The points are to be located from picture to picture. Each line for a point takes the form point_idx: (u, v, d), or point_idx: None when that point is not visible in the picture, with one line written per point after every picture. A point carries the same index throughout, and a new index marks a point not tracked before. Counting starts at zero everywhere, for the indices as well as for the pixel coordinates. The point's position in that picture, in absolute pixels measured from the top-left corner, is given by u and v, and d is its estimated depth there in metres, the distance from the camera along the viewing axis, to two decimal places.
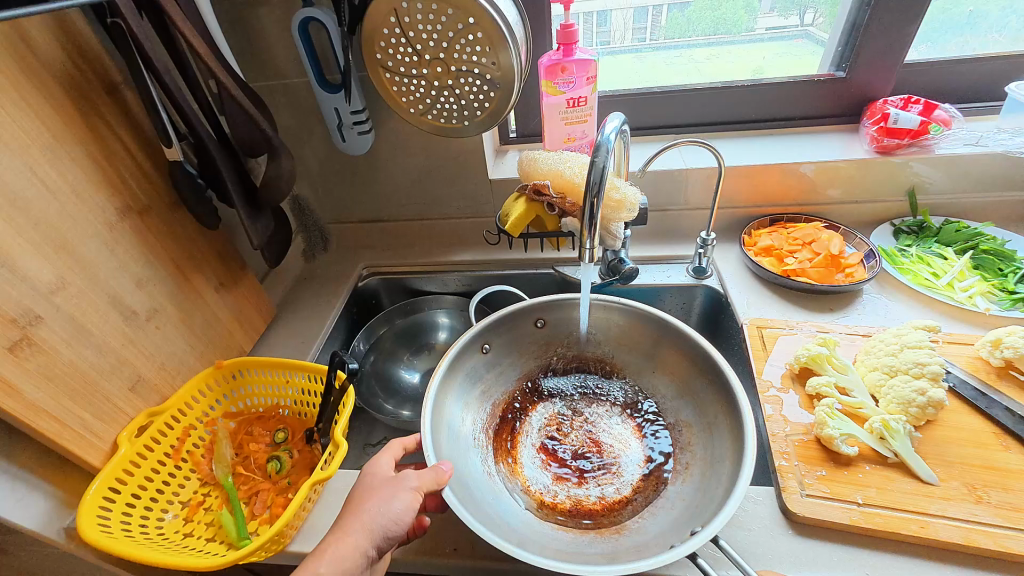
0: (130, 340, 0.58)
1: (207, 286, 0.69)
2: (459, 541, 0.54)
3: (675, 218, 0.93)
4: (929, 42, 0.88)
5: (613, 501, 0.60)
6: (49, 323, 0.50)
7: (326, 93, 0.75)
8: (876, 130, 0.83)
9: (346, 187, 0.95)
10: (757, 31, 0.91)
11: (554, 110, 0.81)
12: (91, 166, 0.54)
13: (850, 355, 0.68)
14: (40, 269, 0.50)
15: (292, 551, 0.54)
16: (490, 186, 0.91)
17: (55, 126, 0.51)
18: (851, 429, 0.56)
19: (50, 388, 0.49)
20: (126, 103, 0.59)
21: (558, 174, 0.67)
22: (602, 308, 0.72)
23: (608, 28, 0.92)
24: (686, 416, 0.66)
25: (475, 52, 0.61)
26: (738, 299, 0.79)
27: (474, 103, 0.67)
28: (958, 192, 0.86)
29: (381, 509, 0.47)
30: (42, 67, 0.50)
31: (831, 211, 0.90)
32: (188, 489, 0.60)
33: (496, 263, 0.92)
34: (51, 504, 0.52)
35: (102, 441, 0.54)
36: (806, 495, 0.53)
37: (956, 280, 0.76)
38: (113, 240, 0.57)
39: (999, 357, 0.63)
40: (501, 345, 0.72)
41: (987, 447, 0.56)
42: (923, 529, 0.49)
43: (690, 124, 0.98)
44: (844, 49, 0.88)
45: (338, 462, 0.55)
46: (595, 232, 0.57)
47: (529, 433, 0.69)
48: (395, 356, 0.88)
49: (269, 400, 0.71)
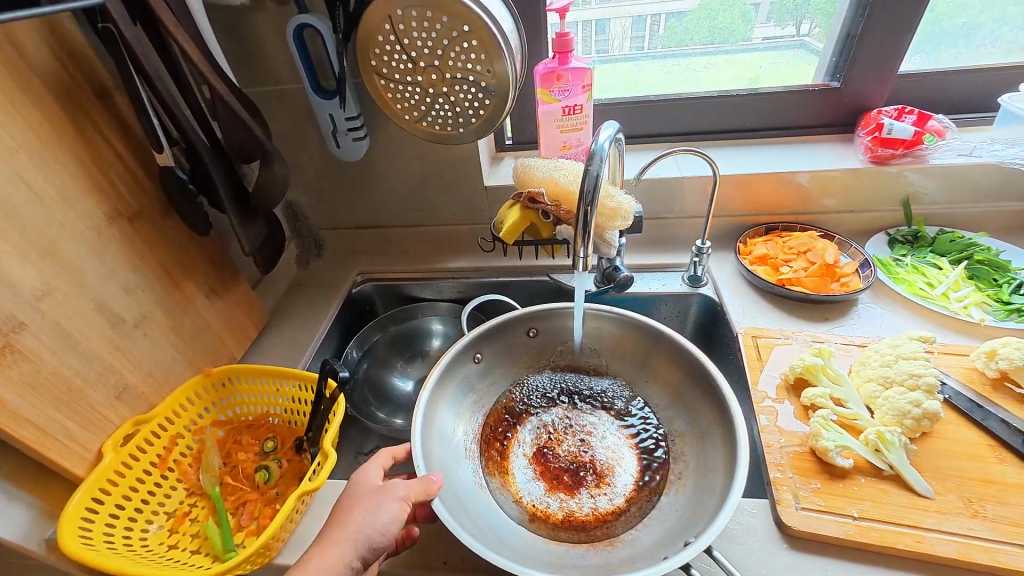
0: (117, 347, 0.57)
1: (198, 294, 0.68)
2: (449, 554, 0.53)
3: (670, 226, 0.92)
4: (922, 54, 0.89)
5: (606, 512, 0.59)
6: (33, 330, 0.49)
7: (321, 99, 0.75)
8: (870, 140, 0.83)
9: (341, 194, 0.95)
10: (753, 41, 0.91)
11: (550, 117, 0.81)
12: (80, 171, 0.54)
13: (845, 366, 0.67)
14: (26, 276, 0.49)
15: (278, 564, 0.54)
16: (485, 193, 0.91)
17: (42, 131, 0.51)
18: (846, 441, 0.56)
19: (34, 396, 0.49)
20: (116, 108, 0.58)
21: (553, 182, 0.67)
22: (595, 317, 0.72)
23: (606, 36, 0.92)
24: (678, 426, 0.65)
25: (470, 60, 0.61)
26: (734, 309, 0.79)
27: (469, 110, 0.66)
28: (954, 202, 0.86)
29: (368, 519, 0.46)
30: (31, 71, 0.50)
31: (826, 220, 0.90)
32: (174, 499, 0.59)
33: (491, 271, 0.91)
34: (31, 515, 0.51)
35: (87, 450, 0.53)
36: (801, 508, 0.52)
37: (950, 290, 0.76)
38: (101, 246, 0.56)
39: (994, 368, 0.62)
40: (493, 354, 0.71)
41: (982, 460, 0.55)
42: (918, 544, 0.49)
43: (687, 132, 0.98)
44: (839, 59, 0.89)
45: (326, 473, 0.54)
46: (588, 240, 0.57)
47: (522, 442, 0.68)
48: (388, 363, 0.87)
49: (259, 408, 0.70)
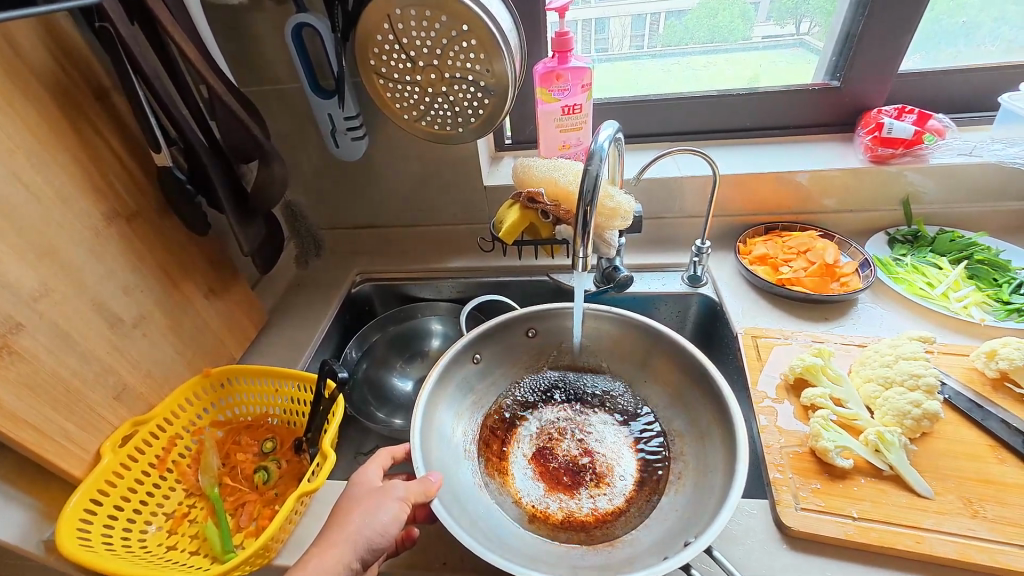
0: (115, 348, 0.57)
1: (196, 294, 0.68)
2: (449, 555, 0.53)
3: (670, 226, 0.92)
4: (922, 53, 0.89)
5: (605, 512, 0.59)
6: (31, 331, 0.49)
7: (320, 98, 0.74)
8: (870, 139, 0.83)
9: (340, 194, 0.94)
10: (753, 40, 0.91)
11: (550, 116, 0.81)
12: (77, 171, 0.54)
13: (845, 366, 0.67)
14: (24, 277, 0.49)
15: (277, 565, 0.53)
16: (485, 192, 0.91)
17: (40, 131, 0.51)
18: (846, 441, 0.56)
19: (32, 397, 0.48)
20: (114, 108, 0.58)
21: (553, 182, 0.67)
22: (594, 317, 0.72)
23: (606, 35, 0.92)
24: (677, 425, 0.65)
25: (470, 59, 0.61)
26: (734, 309, 0.79)
27: (468, 109, 0.66)
28: (953, 202, 0.86)
29: (367, 521, 0.46)
30: (29, 70, 0.50)
31: (826, 220, 0.89)
32: (173, 500, 0.59)
33: (491, 271, 0.91)
34: (30, 516, 0.51)
35: (85, 451, 0.53)
36: (801, 509, 0.52)
37: (950, 290, 0.76)
38: (99, 246, 0.56)
39: (994, 368, 0.62)
40: (492, 354, 0.71)
41: (982, 460, 0.55)
42: (918, 545, 0.49)
43: (686, 132, 0.97)
44: (839, 58, 0.89)
45: (325, 474, 0.53)
46: (588, 240, 0.57)
47: (521, 442, 0.68)
48: (388, 363, 0.87)
49: (258, 408, 0.70)
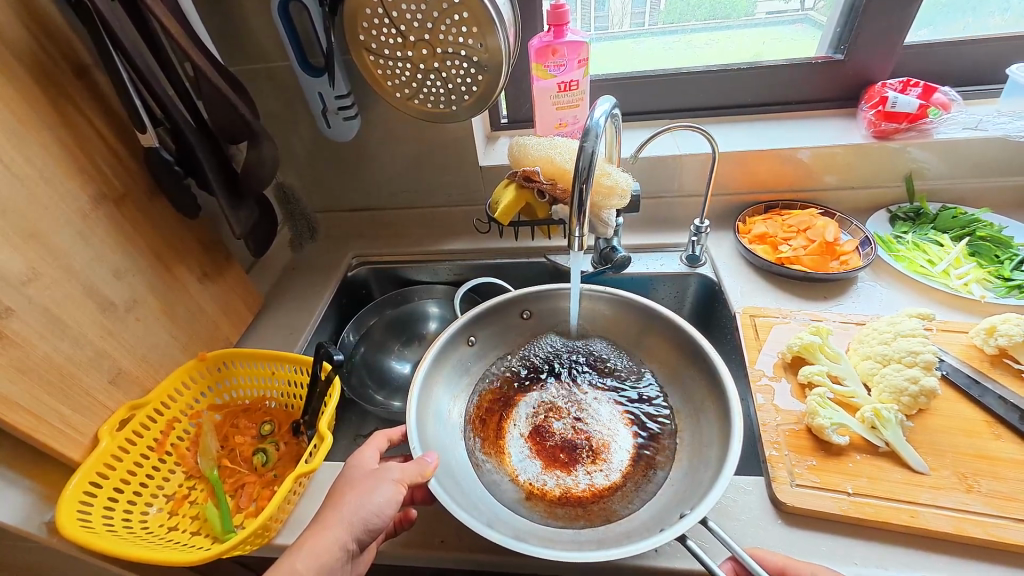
0: (109, 332, 0.57)
1: (189, 278, 0.67)
2: (447, 533, 0.54)
3: (669, 206, 0.91)
4: (929, 27, 0.86)
5: (603, 488, 0.59)
6: (21, 316, 0.49)
7: (310, 76, 0.73)
8: (875, 114, 0.82)
9: (336, 176, 0.94)
10: (756, 15, 0.89)
11: (545, 93, 0.80)
12: (60, 151, 0.53)
13: (843, 344, 0.67)
14: (10, 261, 0.48)
15: (277, 544, 0.54)
16: (480, 172, 0.89)
17: (19, 109, 0.49)
18: (842, 419, 0.56)
19: (26, 381, 0.48)
20: (96, 86, 0.57)
21: (548, 161, 0.66)
22: (588, 298, 0.72)
23: (605, 13, 0.90)
24: (675, 403, 0.65)
25: (462, 33, 0.59)
26: (733, 288, 0.78)
27: (461, 86, 0.64)
28: (956, 177, 0.85)
29: (361, 503, 0.46)
30: (4, 46, 0.48)
31: (827, 197, 0.88)
32: (172, 482, 0.59)
33: (488, 253, 0.91)
34: (29, 499, 0.51)
35: (81, 435, 0.53)
36: (796, 485, 0.53)
37: (952, 267, 0.75)
38: (88, 229, 0.55)
39: (993, 345, 0.62)
40: (488, 336, 0.72)
41: (978, 436, 0.55)
42: (913, 519, 0.49)
43: (687, 109, 0.96)
44: (843, 30, 0.86)
45: (322, 455, 0.54)
46: (584, 220, 0.55)
47: (518, 421, 0.67)
48: (385, 346, 0.87)
49: (256, 392, 0.70)
